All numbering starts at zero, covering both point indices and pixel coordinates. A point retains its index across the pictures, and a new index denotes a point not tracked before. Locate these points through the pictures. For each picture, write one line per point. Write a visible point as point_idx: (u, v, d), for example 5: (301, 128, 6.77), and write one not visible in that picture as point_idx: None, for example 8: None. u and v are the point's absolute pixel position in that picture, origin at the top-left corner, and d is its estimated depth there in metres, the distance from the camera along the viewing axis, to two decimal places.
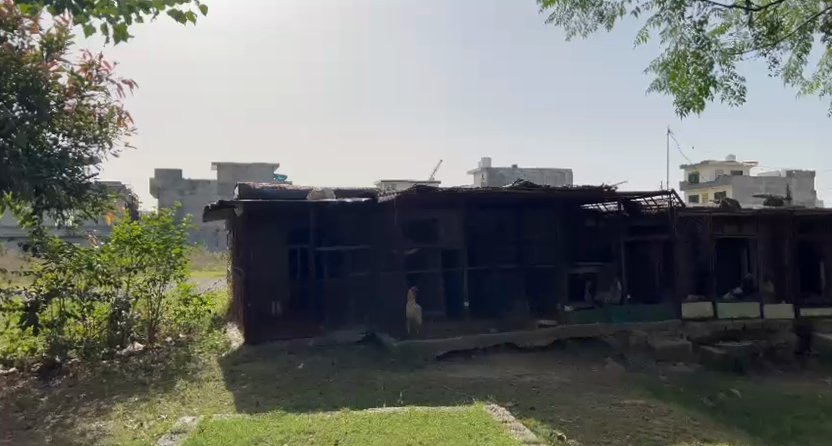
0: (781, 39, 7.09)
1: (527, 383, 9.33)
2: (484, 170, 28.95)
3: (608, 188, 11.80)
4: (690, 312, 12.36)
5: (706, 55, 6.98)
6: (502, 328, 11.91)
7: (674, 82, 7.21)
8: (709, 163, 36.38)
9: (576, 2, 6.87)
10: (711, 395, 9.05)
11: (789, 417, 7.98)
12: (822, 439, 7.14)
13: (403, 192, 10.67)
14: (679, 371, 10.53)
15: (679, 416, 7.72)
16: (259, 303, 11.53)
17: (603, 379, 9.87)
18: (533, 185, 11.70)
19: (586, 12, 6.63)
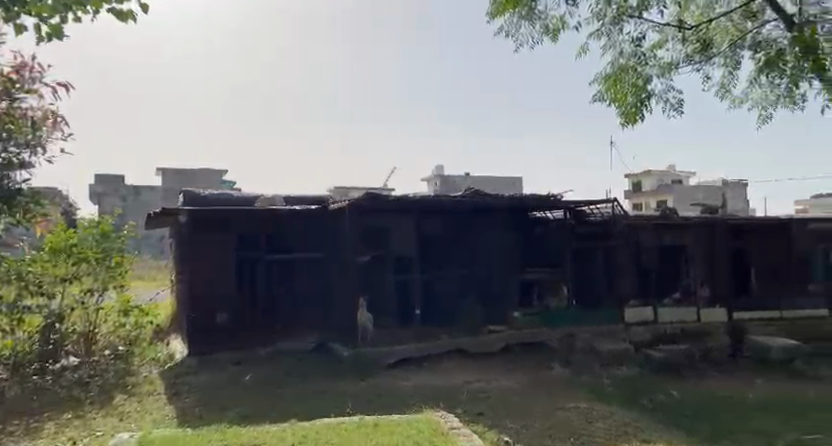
0: (714, 55, 7.12)
1: (476, 389, 9.44)
2: (437, 177, 29.07)
3: (553, 195, 12.10)
4: (633, 316, 13.23)
5: (642, 69, 7.03)
6: (453, 334, 12.02)
7: (615, 96, 7.10)
8: (652, 172, 37.77)
9: (521, 14, 6.86)
10: (651, 397, 9.38)
11: (722, 417, 8.34)
12: (752, 436, 7.50)
13: (354, 199, 10.70)
14: (622, 374, 10.87)
15: (621, 419, 7.96)
16: (204, 313, 11.26)
17: (550, 383, 10.08)
18: (482, 192, 12.02)
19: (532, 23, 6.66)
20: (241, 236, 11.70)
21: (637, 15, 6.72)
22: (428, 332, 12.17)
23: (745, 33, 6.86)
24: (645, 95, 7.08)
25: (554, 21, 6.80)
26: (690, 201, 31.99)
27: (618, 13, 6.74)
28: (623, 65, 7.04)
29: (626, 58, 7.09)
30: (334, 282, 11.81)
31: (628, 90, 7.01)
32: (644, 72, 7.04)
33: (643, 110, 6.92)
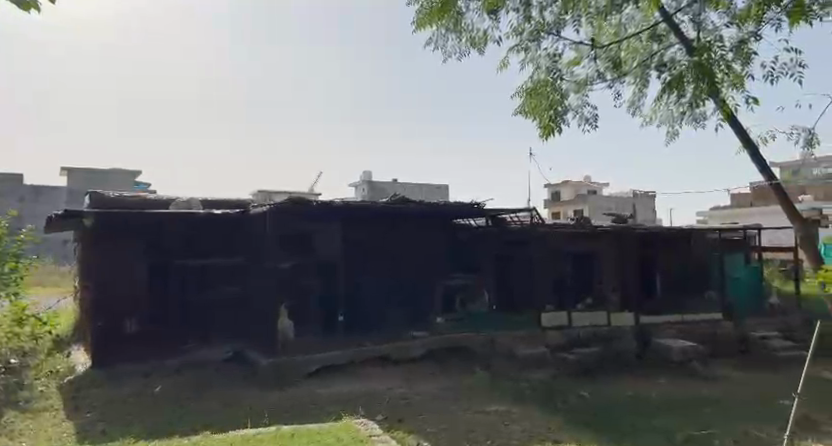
0: (625, 76, 6.30)
1: (398, 395, 9.47)
2: (361, 183, 28.86)
3: (477, 203, 12.31)
4: (549, 321, 13.18)
5: (558, 83, 6.54)
6: (377, 340, 12.01)
7: (532, 111, 6.60)
8: (568, 183, 39.36)
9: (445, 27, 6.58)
10: (565, 399, 9.75)
11: (629, 416, 8.79)
12: (656, 431, 7.96)
13: (276, 205, 10.55)
14: (538, 377, 11.23)
15: (535, 420, 8.23)
16: (110, 322, 10.67)
17: (469, 387, 10.27)
18: (408, 199, 12.14)
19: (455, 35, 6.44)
20: (155, 239, 11.16)
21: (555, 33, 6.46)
22: (352, 339, 12.08)
23: (652, 53, 6.12)
24: (562, 111, 6.54)
25: (479, 35, 6.51)
26: (603, 211, 33.49)
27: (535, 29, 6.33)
28: (539, 79, 6.52)
29: (542, 72, 6.60)
30: (254, 288, 11.50)
31: (543, 104, 6.52)
32: (559, 87, 6.58)
33: (560, 125, 6.44)
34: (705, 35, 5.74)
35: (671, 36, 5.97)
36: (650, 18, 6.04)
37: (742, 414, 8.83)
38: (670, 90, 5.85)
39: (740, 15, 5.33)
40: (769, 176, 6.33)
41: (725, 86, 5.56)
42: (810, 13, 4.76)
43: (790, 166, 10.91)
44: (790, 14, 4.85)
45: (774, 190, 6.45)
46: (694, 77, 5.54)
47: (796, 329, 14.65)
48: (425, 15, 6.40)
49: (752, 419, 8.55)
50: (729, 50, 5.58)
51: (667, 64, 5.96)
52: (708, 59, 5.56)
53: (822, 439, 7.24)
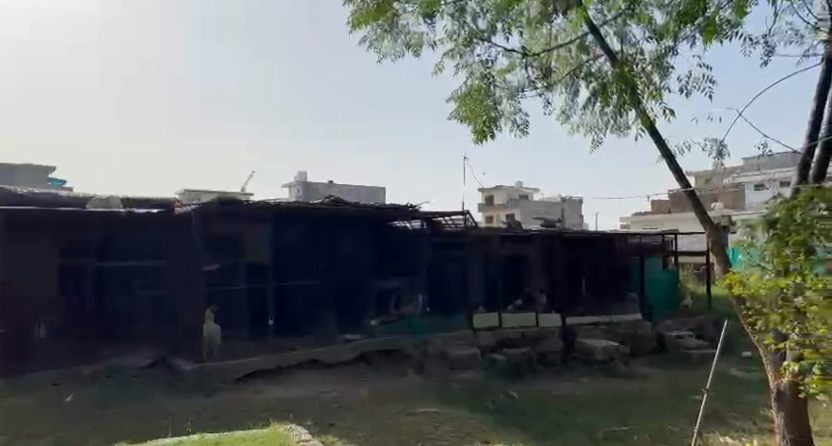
0: (556, 85, 6.46)
1: (329, 399, 9.36)
2: (296, 183, 28.32)
3: (411, 206, 12.40)
4: (479, 322, 13.59)
5: (491, 89, 6.63)
6: (308, 344, 11.84)
7: (467, 117, 6.62)
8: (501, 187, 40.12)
9: (382, 30, 6.51)
10: (494, 399, 9.93)
11: (555, 413, 9.07)
12: (580, 428, 8.23)
13: (204, 204, 10.22)
14: (469, 378, 11.39)
15: (465, 420, 8.35)
16: (17, 328, 9.98)
17: (401, 389, 10.29)
18: (342, 201, 12.06)
19: (393, 40, 6.40)
20: (71, 238, 10.60)
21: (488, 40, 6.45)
22: (281, 343, 11.83)
23: (580, 64, 6.28)
24: (495, 117, 6.59)
25: (416, 39, 6.48)
26: (534, 215, 34.32)
27: (469, 38, 6.35)
28: (473, 85, 6.58)
29: (475, 78, 6.63)
30: (179, 291, 11.07)
31: (478, 110, 6.58)
32: (492, 94, 6.66)
33: (494, 130, 6.53)
34: (628, 49, 5.94)
35: (597, 48, 6.14)
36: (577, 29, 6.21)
37: (658, 410, 9.27)
38: (595, 99, 6.11)
39: (659, 31, 5.57)
40: (685, 183, 6.68)
41: (646, 97, 5.83)
42: (721, 31, 5.11)
43: (704, 176, 11.57)
44: (703, 31, 5.18)
45: (689, 197, 6.80)
46: (617, 87, 5.83)
47: (708, 328, 15.53)
48: (361, 15, 6.30)
49: (668, 414, 9.00)
50: (648, 63, 5.87)
51: (593, 75, 6.19)
52: (628, 71, 5.82)
53: (729, 432, 7.69)
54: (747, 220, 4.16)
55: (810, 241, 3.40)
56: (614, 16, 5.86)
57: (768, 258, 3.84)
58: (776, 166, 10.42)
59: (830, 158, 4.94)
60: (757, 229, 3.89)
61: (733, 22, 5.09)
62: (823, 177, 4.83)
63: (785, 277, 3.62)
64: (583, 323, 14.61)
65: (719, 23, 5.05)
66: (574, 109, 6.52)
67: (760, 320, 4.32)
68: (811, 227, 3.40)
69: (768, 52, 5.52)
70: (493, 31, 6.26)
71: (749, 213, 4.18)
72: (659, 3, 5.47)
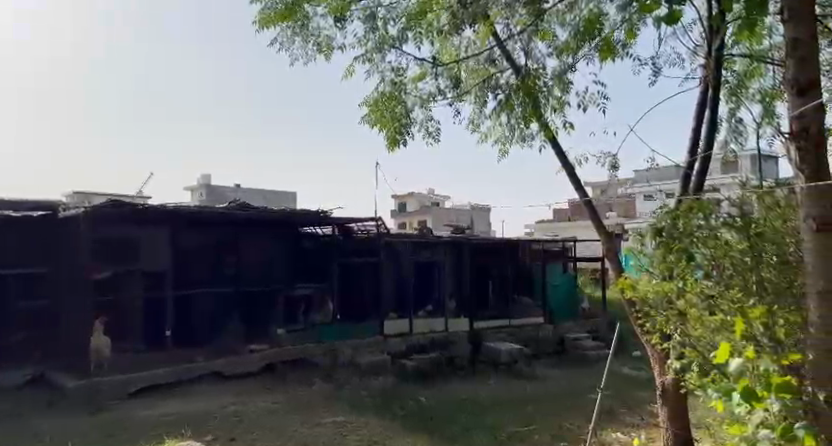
0: (466, 95, 6.54)
1: (231, 413, 9.01)
2: (201, 187, 27.18)
3: (321, 211, 12.24)
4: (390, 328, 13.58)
5: (403, 97, 6.28)
6: (209, 356, 11.35)
7: (378, 124, 6.26)
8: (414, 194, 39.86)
9: (294, 31, 6.34)
10: (402, 405, 9.95)
11: (462, 417, 9.23)
12: (486, 430, 8.43)
13: (92, 206, 9.57)
14: (378, 386, 11.37)
15: (372, 428, 8.32)
16: None
17: (308, 399, 10.09)
18: (248, 205, 11.72)
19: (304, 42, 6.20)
20: None
21: (398, 47, 6.15)
22: (180, 355, 11.26)
23: (489, 76, 6.43)
24: (408, 125, 6.32)
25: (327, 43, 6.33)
26: (445, 222, 34.92)
27: (380, 42, 6.14)
28: (383, 92, 6.21)
29: (386, 84, 6.19)
30: (64, 301, 10.30)
31: (389, 117, 6.20)
32: (405, 102, 6.32)
33: (405, 138, 6.21)
34: (531, 64, 6.13)
35: (504, 61, 6.32)
36: (486, 42, 6.35)
37: (558, 410, 9.66)
38: (502, 109, 6.30)
39: (560, 47, 5.84)
40: (583, 193, 7.03)
41: (549, 109, 6.10)
42: (616, 51, 5.52)
43: (600, 186, 12.22)
44: (600, 50, 5.51)
45: (587, 207, 7.16)
46: (521, 100, 6.08)
47: (603, 330, 16.46)
48: (269, 15, 6.12)
49: (567, 413, 9.40)
50: (551, 78, 6.10)
51: (501, 87, 6.32)
52: (533, 84, 6.05)
53: (621, 428, 8.16)
54: (639, 229, 4.40)
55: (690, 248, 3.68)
56: (520, 31, 5.92)
57: (654, 264, 4.10)
58: (665, 177, 11.21)
59: (707, 169, 5.40)
60: (646, 237, 4.13)
61: (627, 42, 5.46)
62: (701, 188, 5.27)
63: (670, 282, 3.87)
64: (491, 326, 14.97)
65: (614, 43, 5.47)
66: (483, 119, 6.58)
67: (650, 323, 4.57)
68: (691, 235, 3.66)
69: (656, 73, 5.96)
70: (403, 39, 6.14)
71: (640, 222, 4.46)
72: (560, 21, 5.72)
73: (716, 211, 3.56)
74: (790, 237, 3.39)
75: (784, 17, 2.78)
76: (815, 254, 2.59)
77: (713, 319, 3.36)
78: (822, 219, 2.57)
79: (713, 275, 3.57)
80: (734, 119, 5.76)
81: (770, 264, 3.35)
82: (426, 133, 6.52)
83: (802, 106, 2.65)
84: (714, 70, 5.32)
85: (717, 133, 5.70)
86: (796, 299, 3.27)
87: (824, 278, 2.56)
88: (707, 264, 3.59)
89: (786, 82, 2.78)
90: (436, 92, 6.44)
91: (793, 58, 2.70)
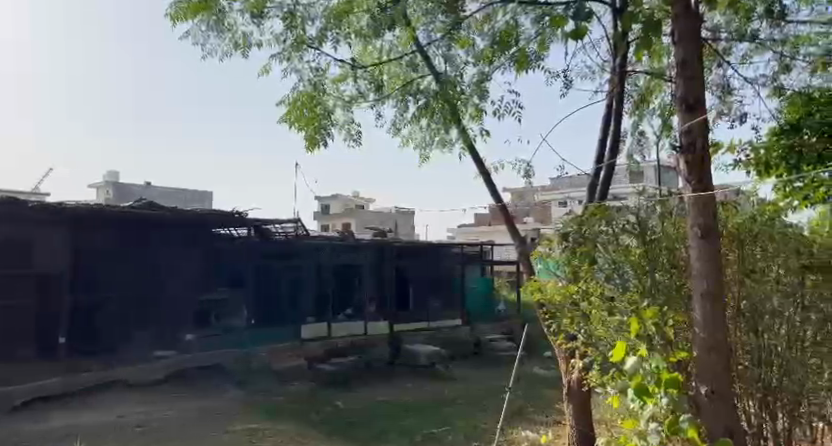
0: (387, 99, 6.51)
1: (132, 423, 8.58)
2: (107, 185, 25.68)
3: (237, 212, 11.92)
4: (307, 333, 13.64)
5: (323, 97, 6.08)
6: (108, 365, 10.85)
7: (296, 123, 6.02)
8: (339, 196, 38.96)
9: (209, 24, 6.11)
10: (318, 410, 9.82)
11: (377, 420, 9.23)
12: (400, 433, 8.46)
13: None
14: (293, 391, 11.19)
15: (285, 435, 8.18)
16: None
17: (218, 407, 9.78)
18: (155, 205, 11.22)
19: (220, 37, 5.97)
20: None
21: (317, 47, 6.04)
22: (77, 364, 10.59)
23: (411, 80, 6.41)
24: (328, 125, 6.14)
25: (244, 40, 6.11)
26: (368, 225, 34.80)
27: (298, 42, 5.95)
28: (302, 91, 6.01)
29: (305, 83, 6.02)
30: None
31: (307, 117, 5.99)
32: (325, 102, 6.10)
33: (325, 140, 6.01)
34: (452, 71, 6.19)
35: (425, 67, 6.31)
36: (407, 47, 6.31)
37: (470, 410, 9.87)
38: (422, 114, 6.35)
39: (480, 56, 5.94)
40: (497, 198, 7.22)
41: (467, 116, 6.20)
42: (529, 62, 5.71)
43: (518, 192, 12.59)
44: (515, 61, 5.70)
45: (501, 212, 7.37)
46: (440, 106, 6.16)
47: (518, 331, 16.97)
48: (183, 7, 5.87)
49: (481, 414, 9.61)
50: (469, 86, 6.20)
51: (422, 92, 6.33)
52: (452, 91, 6.11)
53: (530, 426, 8.44)
54: (547, 233, 4.53)
55: (594, 252, 3.82)
56: (440, 37, 5.97)
57: (561, 267, 4.20)
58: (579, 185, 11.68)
59: (610, 181, 5.69)
60: (553, 241, 4.23)
61: (541, 54, 5.66)
62: (606, 196, 5.54)
63: (576, 284, 3.94)
64: (409, 329, 15.21)
65: (529, 54, 5.67)
66: (404, 123, 6.61)
67: (556, 324, 4.71)
68: (595, 240, 3.86)
69: (567, 85, 6.21)
70: (322, 40, 6.03)
71: (549, 228, 4.58)
72: (480, 30, 5.82)
73: (615, 218, 3.85)
74: (681, 241, 3.64)
75: (675, 39, 2.97)
76: (700, 259, 2.79)
77: (613, 321, 3.53)
78: (704, 227, 2.79)
79: (613, 278, 3.74)
80: (637, 132, 6.10)
81: (666, 267, 3.62)
82: (346, 135, 6.43)
83: (689, 121, 2.87)
84: (619, 85, 5.61)
85: (622, 145, 6.02)
86: (685, 301, 3.53)
87: (708, 280, 2.77)
88: (608, 268, 3.76)
89: (676, 101, 2.99)
90: (358, 94, 6.38)
91: (682, 78, 2.92)
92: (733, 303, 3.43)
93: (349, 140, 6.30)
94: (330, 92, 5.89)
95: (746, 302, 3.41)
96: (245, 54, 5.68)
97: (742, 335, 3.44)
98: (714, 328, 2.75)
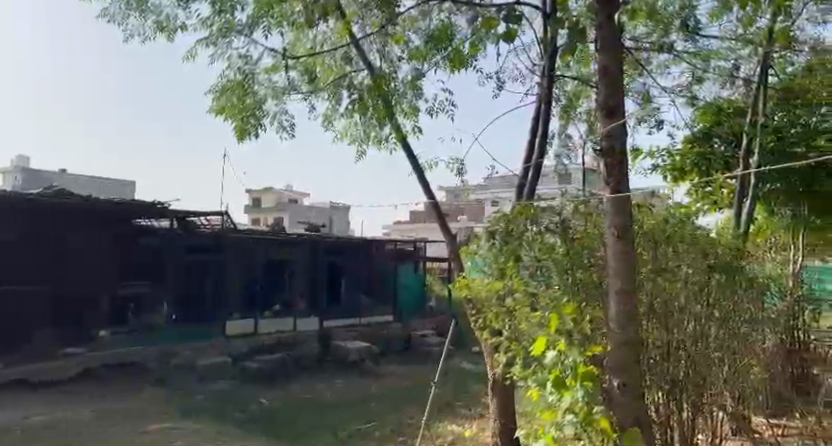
0: (321, 91, 6.43)
1: (38, 425, 8.14)
2: (17, 170, 24.04)
3: (159, 203, 11.49)
4: (234, 330, 13.33)
5: (254, 87, 5.88)
6: (12, 364, 10.29)
7: (227, 112, 5.85)
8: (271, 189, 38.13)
9: (131, 4, 5.84)
10: (241, 408, 9.62)
11: (303, 417, 9.13)
12: (325, 429, 8.40)
13: None
14: (215, 389, 10.92)
15: (205, 433, 7.99)
16: None
17: (133, 406, 9.41)
18: (69, 194, 10.66)
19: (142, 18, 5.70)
20: None
21: (246, 34, 5.88)
22: None
23: (345, 73, 6.38)
24: (260, 116, 5.99)
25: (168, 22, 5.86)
26: (302, 220, 34.25)
27: (225, 28, 5.77)
28: (229, 79, 5.82)
29: (234, 71, 5.81)
30: None
31: (236, 106, 5.83)
32: (256, 91, 5.92)
33: (256, 132, 5.89)
34: (386, 67, 6.18)
35: (359, 61, 6.27)
36: (341, 40, 6.24)
37: (397, 406, 9.93)
38: (355, 108, 6.31)
39: (414, 54, 5.99)
40: (430, 196, 7.29)
41: (400, 113, 6.24)
42: (463, 63, 5.80)
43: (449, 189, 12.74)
44: (450, 61, 5.77)
45: (434, 209, 7.45)
46: (374, 101, 6.14)
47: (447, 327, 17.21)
48: None
49: (408, 409, 9.68)
50: (404, 83, 6.22)
51: (355, 87, 6.32)
52: (387, 87, 6.10)
53: (456, 420, 8.59)
54: (477, 230, 4.61)
55: (519, 250, 3.92)
56: (375, 32, 5.96)
57: (487, 264, 4.29)
58: None
59: (536, 181, 5.87)
60: (481, 239, 4.31)
61: (474, 55, 5.77)
62: (533, 196, 5.68)
63: (501, 280, 4.02)
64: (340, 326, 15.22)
65: (463, 54, 5.76)
66: (337, 117, 6.55)
67: (482, 318, 4.80)
68: (521, 239, 3.95)
69: (499, 87, 6.35)
70: (252, 27, 5.88)
71: (479, 226, 4.67)
72: (414, 28, 5.88)
73: (540, 218, 3.97)
74: (598, 243, 3.84)
75: (598, 46, 3.10)
76: (617, 258, 2.91)
77: (533, 316, 3.62)
78: (620, 227, 2.92)
79: (536, 276, 3.84)
80: (564, 135, 6.34)
81: (585, 267, 3.77)
82: (278, 127, 6.31)
83: (609, 125, 2.99)
84: (546, 89, 5.78)
85: (549, 147, 6.23)
86: (601, 296, 3.73)
87: (623, 278, 2.90)
88: (531, 265, 3.85)
89: (597, 106, 3.11)
90: (289, 85, 6.25)
91: (604, 84, 3.04)
92: (647, 301, 3.49)
93: (280, 132, 6.16)
94: (260, 81, 5.72)
95: (659, 299, 3.50)
96: (169, 37, 5.46)
97: (654, 332, 3.52)
98: (627, 321, 2.89)
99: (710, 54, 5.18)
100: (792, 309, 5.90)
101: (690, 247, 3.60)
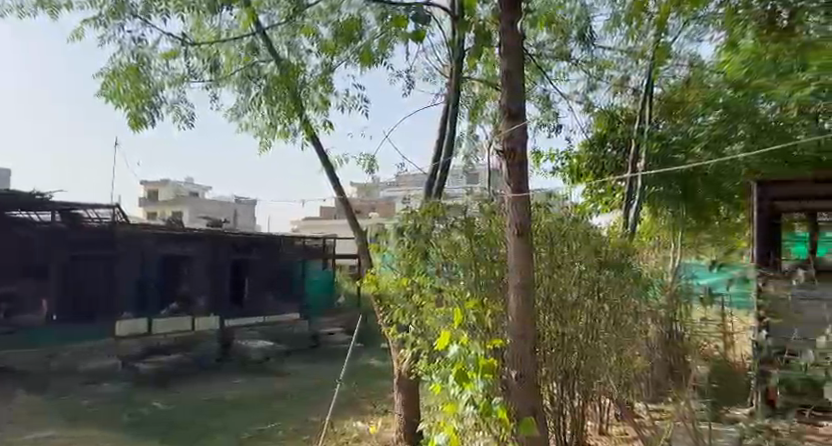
0: (223, 80, 6.20)
1: None
2: None
3: (41, 194, 10.68)
4: (123, 330, 12.56)
5: (149, 73, 5.60)
6: None
7: (122, 97, 5.51)
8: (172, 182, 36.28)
9: None
10: (131, 412, 9.12)
11: (198, 419, 8.79)
12: (224, 431, 8.15)
13: None
14: (103, 393, 10.29)
15: (90, 440, 7.53)
16: None
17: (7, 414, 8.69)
18: None
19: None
20: None
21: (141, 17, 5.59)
22: None
23: (250, 62, 6.06)
24: (156, 103, 5.69)
25: None
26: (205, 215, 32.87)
27: (117, 9, 5.45)
28: (122, 63, 5.49)
29: (127, 55, 5.50)
30: None
31: (131, 93, 5.50)
32: (150, 77, 5.62)
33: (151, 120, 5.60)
34: (294, 60, 6.06)
35: (266, 50, 5.98)
36: (246, 28, 6.00)
37: (300, 404, 9.77)
38: (261, 100, 6.10)
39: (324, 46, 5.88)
40: (340, 192, 7.27)
41: (310, 105, 6.13)
42: (372, 59, 5.85)
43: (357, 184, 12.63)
44: (359, 56, 5.80)
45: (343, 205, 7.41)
46: (281, 92, 5.90)
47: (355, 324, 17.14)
48: None
49: (311, 407, 9.55)
50: (313, 77, 6.15)
51: (264, 76, 6.03)
52: (296, 78, 5.96)
53: (361, 417, 8.59)
54: (387, 227, 4.61)
55: (425, 248, 4.06)
56: (282, 23, 5.93)
57: (394, 261, 4.37)
58: None
59: (446, 179, 5.98)
60: (390, 237, 4.39)
61: (382, 52, 5.86)
62: (441, 194, 5.76)
63: (408, 277, 4.11)
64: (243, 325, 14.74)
65: (372, 52, 5.83)
66: (243, 108, 6.36)
67: (389, 315, 4.86)
68: (427, 238, 4.06)
69: (408, 85, 6.45)
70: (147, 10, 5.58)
71: (388, 224, 4.71)
72: (322, 20, 5.89)
73: (448, 215, 4.05)
74: (499, 241, 3.91)
75: (501, 50, 3.21)
76: (516, 254, 3.05)
77: (438, 311, 3.70)
78: (520, 225, 3.06)
79: (442, 273, 3.94)
80: (471, 135, 6.51)
81: (488, 263, 3.87)
82: (176, 116, 6.04)
83: (511, 126, 3.11)
84: (453, 90, 5.92)
85: (457, 147, 6.40)
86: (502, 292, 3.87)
87: (521, 272, 3.04)
88: (438, 263, 3.97)
89: (499, 108, 3.24)
90: (187, 73, 5.97)
91: (507, 85, 3.16)
92: (543, 296, 3.70)
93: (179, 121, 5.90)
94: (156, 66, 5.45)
95: (554, 294, 3.72)
96: (52, 14, 5.08)
97: (550, 324, 3.73)
98: (524, 314, 3.04)
99: (603, 63, 5.52)
100: (674, 303, 6.38)
101: (581, 245, 3.83)
